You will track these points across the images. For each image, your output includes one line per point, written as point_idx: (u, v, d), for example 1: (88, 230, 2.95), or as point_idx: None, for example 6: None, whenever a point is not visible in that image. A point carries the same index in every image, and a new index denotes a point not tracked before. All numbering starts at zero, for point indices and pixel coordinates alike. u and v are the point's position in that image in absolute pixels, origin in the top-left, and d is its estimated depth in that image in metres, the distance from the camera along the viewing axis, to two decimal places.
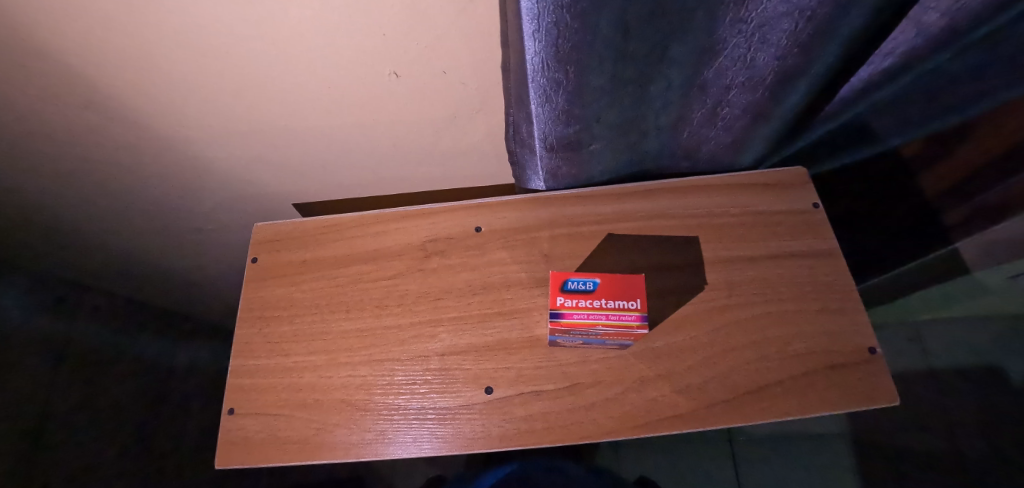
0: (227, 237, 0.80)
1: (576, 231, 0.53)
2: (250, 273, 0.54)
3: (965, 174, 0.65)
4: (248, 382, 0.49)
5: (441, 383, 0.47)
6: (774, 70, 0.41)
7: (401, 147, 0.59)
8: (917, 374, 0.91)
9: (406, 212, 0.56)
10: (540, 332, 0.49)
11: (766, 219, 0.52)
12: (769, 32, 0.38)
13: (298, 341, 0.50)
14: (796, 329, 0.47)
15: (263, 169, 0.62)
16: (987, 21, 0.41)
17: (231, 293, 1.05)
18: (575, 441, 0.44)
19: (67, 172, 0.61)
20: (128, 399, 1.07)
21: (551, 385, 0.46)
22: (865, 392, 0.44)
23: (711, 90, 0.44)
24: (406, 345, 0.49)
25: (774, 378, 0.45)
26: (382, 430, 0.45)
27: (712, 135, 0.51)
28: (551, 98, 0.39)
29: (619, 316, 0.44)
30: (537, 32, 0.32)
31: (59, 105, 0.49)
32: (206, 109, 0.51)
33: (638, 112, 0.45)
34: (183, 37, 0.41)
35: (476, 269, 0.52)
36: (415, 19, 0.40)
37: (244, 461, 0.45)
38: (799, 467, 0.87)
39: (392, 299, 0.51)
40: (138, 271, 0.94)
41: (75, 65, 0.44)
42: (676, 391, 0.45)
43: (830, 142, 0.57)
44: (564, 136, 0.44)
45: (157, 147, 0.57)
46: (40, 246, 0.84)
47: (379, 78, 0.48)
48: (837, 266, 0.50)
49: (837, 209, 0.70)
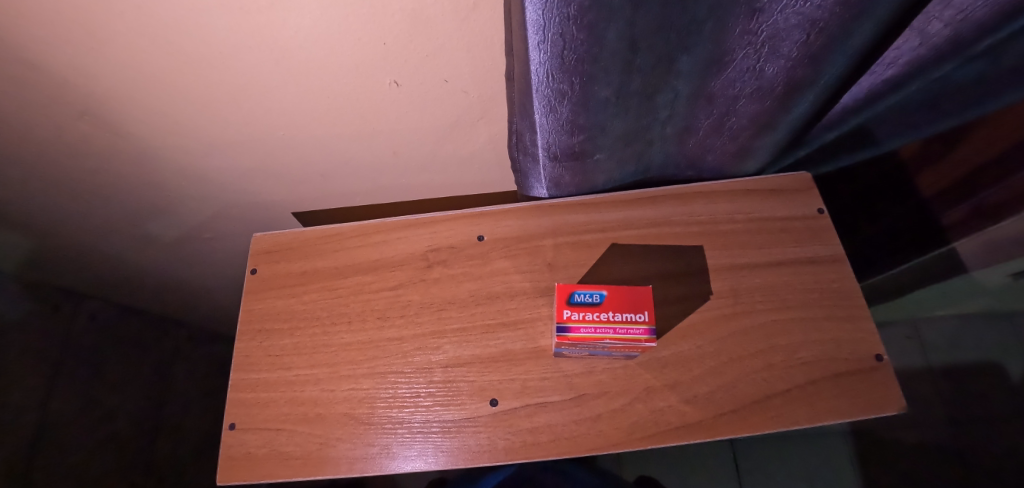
0: (225, 245, 0.79)
1: (579, 239, 0.52)
2: (250, 284, 0.54)
3: (964, 175, 0.63)
4: (250, 396, 0.48)
5: (445, 395, 0.46)
6: (783, 81, 0.40)
7: (402, 154, 0.58)
8: (917, 372, 0.91)
9: (407, 221, 0.55)
10: (545, 343, 0.48)
11: (771, 226, 0.52)
12: (779, 44, 0.37)
13: (299, 355, 0.50)
14: (802, 337, 0.47)
15: (263, 179, 0.61)
16: (994, 32, 0.40)
17: (230, 303, 1.03)
18: (582, 453, 0.44)
19: (66, 183, 0.60)
20: (131, 403, 1.08)
21: (557, 397, 0.46)
22: (872, 400, 0.44)
23: (718, 100, 0.43)
24: (410, 357, 0.48)
25: (780, 387, 0.45)
26: (385, 444, 0.45)
27: (717, 143, 0.50)
28: (555, 109, 0.38)
29: (627, 329, 0.44)
30: (543, 43, 0.31)
31: (53, 115, 0.48)
32: (203, 118, 0.50)
33: (643, 122, 0.44)
34: (178, 49, 0.41)
35: (479, 279, 0.52)
36: (417, 28, 0.40)
37: (245, 476, 0.45)
38: (800, 463, 0.88)
39: (395, 311, 0.51)
40: (134, 280, 0.92)
41: (71, 75, 0.43)
42: (683, 401, 0.45)
43: (835, 148, 0.56)
44: (567, 146, 0.43)
45: (158, 158, 0.57)
46: (39, 257, 0.83)
47: (380, 87, 0.47)
48: (842, 271, 0.49)
49: (836, 205, 0.70)
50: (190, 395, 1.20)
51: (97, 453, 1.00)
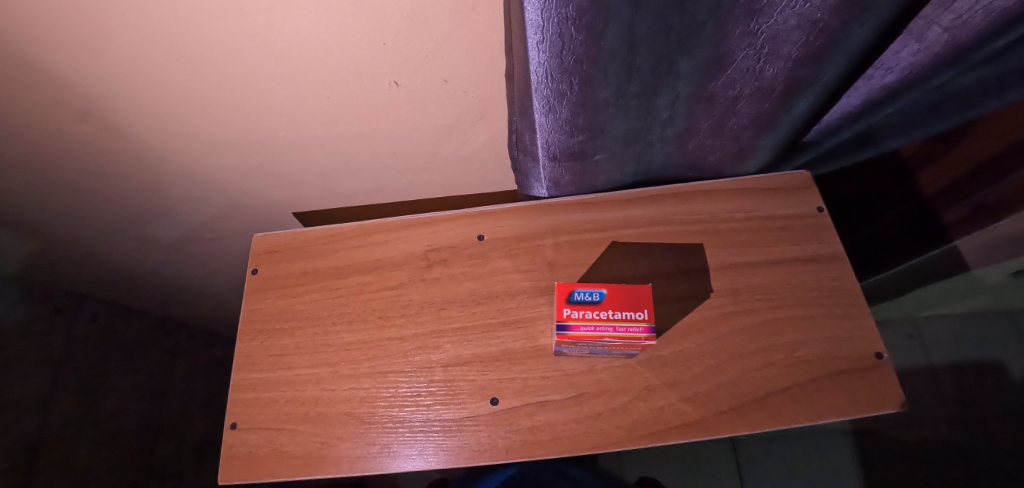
0: (225, 246, 0.79)
1: (579, 239, 0.53)
2: (251, 284, 0.54)
3: (964, 174, 0.63)
4: (251, 396, 0.48)
5: (446, 394, 0.47)
6: (783, 81, 0.40)
7: (401, 154, 0.58)
8: (918, 371, 0.91)
9: (407, 221, 0.55)
10: (545, 342, 0.48)
11: (771, 224, 0.52)
12: (779, 44, 0.37)
13: (301, 354, 0.50)
14: (803, 335, 0.47)
15: (263, 180, 0.62)
16: (996, 38, 0.40)
17: (231, 303, 1.03)
18: (582, 452, 0.44)
19: (66, 184, 0.61)
20: (131, 404, 1.08)
21: (557, 395, 0.46)
22: (872, 399, 0.44)
23: (719, 101, 0.44)
24: (410, 356, 0.49)
25: (780, 385, 0.45)
26: (386, 443, 0.45)
27: (718, 143, 0.50)
28: (554, 109, 0.38)
29: (627, 327, 0.44)
30: (542, 43, 0.32)
31: (57, 115, 0.48)
32: (203, 119, 0.50)
33: (643, 124, 0.44)
34: (178, 52, 0.41)
35: (479, 278, 0.52)
36: (417, 28, 0.40)
37: (245, 476, 0.45)
38: (800, 463, 0.87)
39: (395, 310, 0.51)
40: (136, 282, 0.93)
41: (71, 76, 0.43)
42: (682, 400, 0.45)
43: (835, 150, 0.56)
44: (567, 146, 0.43)
45: (159, 160, 0.57)
46: (43, 259, 0.83)
47: (380, 87, 0.47)
48: (842, 269, 0.49)
49: (834, 205, 0.70)
50: (190, 394, 1.21)
51: (98, 454, 1.00)
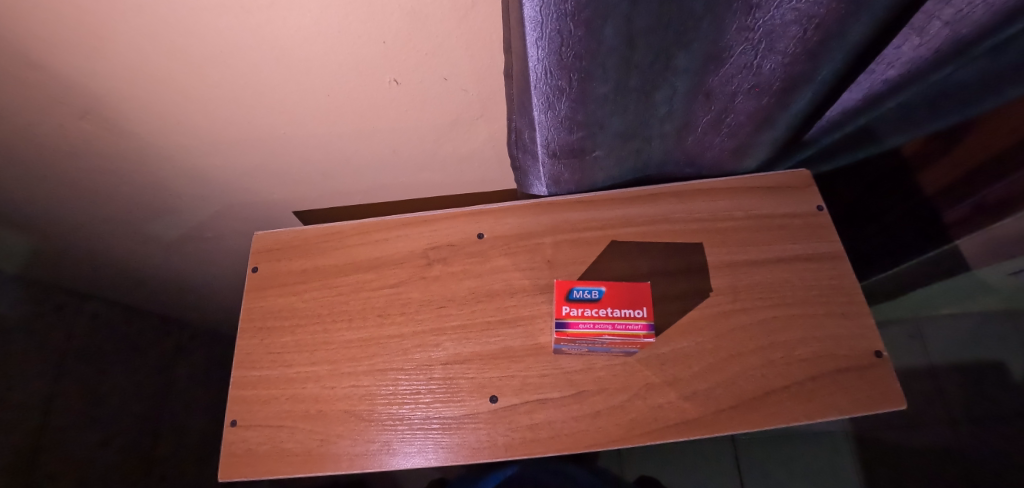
0: (226, 244, 0.79)
1: (579, 237, 0.53)
2: (251, 282, 0.54)
3: (964, 173, 0.63)
4: (252, 394, 0.48)
5: (445, 392, 0.47)
6: (780, 77, 0.40)
7: (401, 153, 0.58)
8: (919, 371, 0.91)
9: (407, 219, 0.55)
10: (544, 340, 0.48)
11: (771, 222, 0.52)
12: (776, 40, 0.37)
13: (301, 352, 0.50)
14: (802, 333, 0.47)
15: (264, 179, 0.62)
16: (995, 33, 0.40)
17: (232, 302, 1.04)
18: (582, 450, 0.44)
19: (68, 183, 0.61)
20: (132, 402, 1.09)
21: (557, 393, 0.46)
22: (872, 397, 0.44)
23: (717, 97, 0.44)
24: (410, 354, 0.49)
25: (780, 383, 0.45)
26: (385, 441, 0.45)
27: (716, 140, 0.50)
28: (553, 105, 0.38)
29: (626, 324, 0.44)
30: (541, 39, 0.32)
31: (58, 113, 0.49)
32: (203, 117, 0.50)
33: (642, 120, 0.44)
34: (178, 50, 0.41)
35: (479, 276, 0.52)
36: (416, 26, 0.40)
37: (245, 473, 0.45)
38: (801, 463, 0.87)
39: (395, 308, 0.51)
40: (137, 280, 0.93)
41: (73, 75, 0.44)
42: (682, 398, 0.45)
43: (835, 147, 0.56)
44: (566, 143, 0.43)
45: (159, 159, 0.57)
46: (44, 257, 0.84)
47: (380, 85, 0.47)
48: (842, 267, 0.50)
49: (836, 205, 0.70)
50: (189, 393, 1.21)
51: (98, 451, 1.00)
